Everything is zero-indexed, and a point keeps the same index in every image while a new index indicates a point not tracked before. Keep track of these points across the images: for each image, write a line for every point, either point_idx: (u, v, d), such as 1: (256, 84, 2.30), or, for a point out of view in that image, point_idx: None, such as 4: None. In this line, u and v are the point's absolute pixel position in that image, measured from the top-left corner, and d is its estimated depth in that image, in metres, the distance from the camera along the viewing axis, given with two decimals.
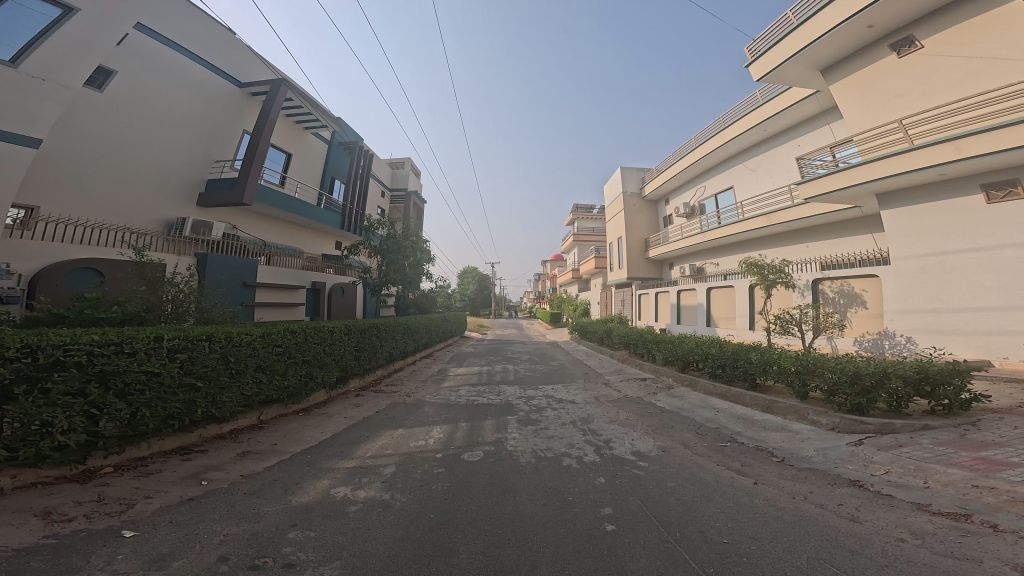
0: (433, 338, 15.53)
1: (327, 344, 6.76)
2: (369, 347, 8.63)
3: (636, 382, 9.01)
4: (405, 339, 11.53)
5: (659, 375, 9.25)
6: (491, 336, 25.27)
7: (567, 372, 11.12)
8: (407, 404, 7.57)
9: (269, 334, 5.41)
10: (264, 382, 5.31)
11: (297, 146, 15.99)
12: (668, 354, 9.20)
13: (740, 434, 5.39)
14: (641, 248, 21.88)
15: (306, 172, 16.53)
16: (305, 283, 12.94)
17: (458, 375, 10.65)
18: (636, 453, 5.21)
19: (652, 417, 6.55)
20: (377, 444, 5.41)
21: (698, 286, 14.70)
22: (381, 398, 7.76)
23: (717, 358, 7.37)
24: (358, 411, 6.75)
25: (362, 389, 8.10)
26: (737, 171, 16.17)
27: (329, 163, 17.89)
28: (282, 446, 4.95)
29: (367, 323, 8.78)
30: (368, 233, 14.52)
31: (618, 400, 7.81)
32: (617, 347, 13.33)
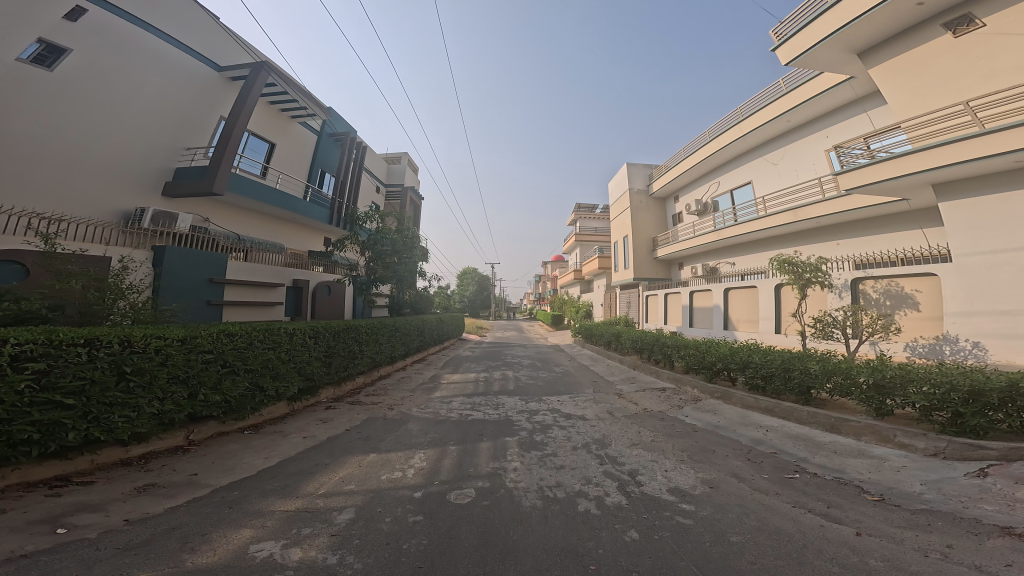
0: (427, 341, 14.35)
1: (284, 350, 5.56)
2: (345, 351, 7.41)
3: (656, 392, 7.85)
4: (395, 344, 10.36)
5: (681, 384, 8.07)
6: (491, 339, 24.08)
7: (574, 380, 9.94)
8: (390, 419, 6.42)
9: (193, 338, 4.23)
10: (185, 398, 4.14)
11: (282, 136, 14.84)
12: (691, 361, 8.04)
13: (806, 462, 4.23)
14: (649, 247, 20.73)
15: (292, 164, 15.39)
16: (285, 282, 11.74)
17: (452, 383, 9.48)
18: (674, 492, 4.03)
19: (684, 438, 5.40)
20: (338, 477, 4.22)
21: (716, 287, 13.48)
22: (356, 410, 6.60)
23: (759, 368, 6.22)
24: (324, 428, 5.57)
25: (335, 400, 6.95)
26: (755, 166, 15.06)
27: (318, 155, 16.75)
28: (200, 479, 3.74)
29: (344, 323, 7.57)
30: (356, 227, 13.23)
31: (637, 415, 6.63)
32: (627, 352, 12.17)
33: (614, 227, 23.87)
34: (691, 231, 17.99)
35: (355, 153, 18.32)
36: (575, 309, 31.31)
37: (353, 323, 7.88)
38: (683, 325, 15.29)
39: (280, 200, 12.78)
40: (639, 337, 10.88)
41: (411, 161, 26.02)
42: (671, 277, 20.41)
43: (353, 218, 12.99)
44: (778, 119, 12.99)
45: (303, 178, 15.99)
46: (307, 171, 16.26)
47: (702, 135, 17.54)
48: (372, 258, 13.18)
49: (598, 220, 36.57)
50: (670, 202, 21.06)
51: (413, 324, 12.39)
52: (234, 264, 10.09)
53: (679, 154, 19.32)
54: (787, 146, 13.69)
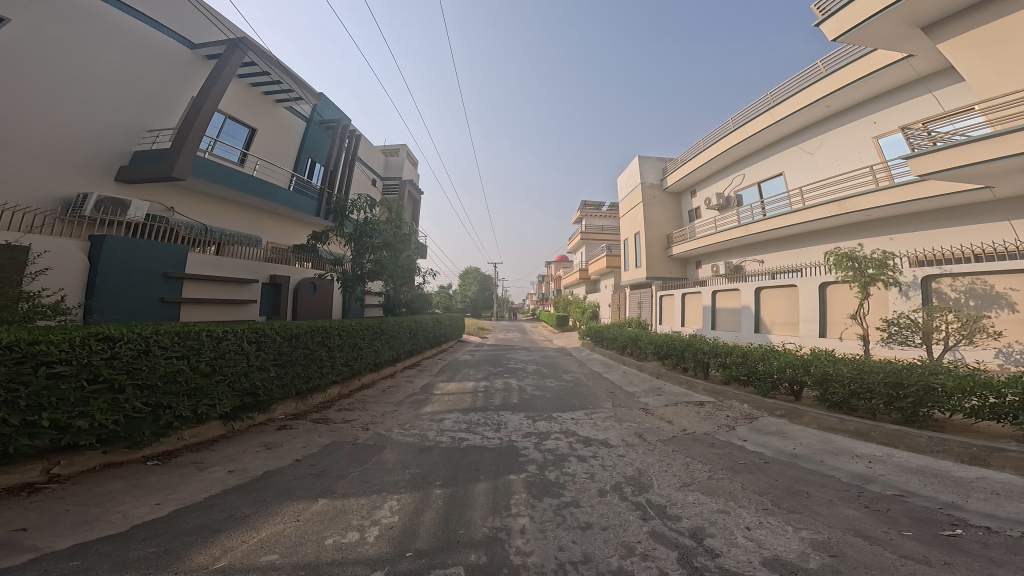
0: (423, 344, 13.01)
1: (209, 356, 4.22)
2: (310, 358, 6.00)
3: (692, 408, 6.47)
4: (385, 349, 9.05)
5: (722, 398, 6.69)
6: (496, 341, 22.75)
7: (590, 391, 8.57)
8: (362, 443, 5.08)
9: (26, 343, 2.95)
10: (14, 425, 2.86)
11: (266, 122, 13.47)
12: (734, 371, 6.65)
13: (967, 521, 2.90)
14: (664, 244, 19.32)
15: (277, 152, 14.06)
16: (262, 278, 10.42)
17: (447, 394, 8.14)
18: (769, 562, 2.68)
19: (753, 477, 4.03)
20: (255, 537, 2.88)
21: (746, 285, 12.09)
22: (317, 430, 5.26)
23: (846, 383, 4.86)
24: (270, 458, 4.24)
25: (295, 417, 5.61)
26: (787, 155, 13.64)
27: (307, 144, 15.39)
28: (24, 540, 2.46)
29: (309, 325, 6.17)
30: (341, 218, 11.72)
31: (676, 440, 5.26)
32: (646, 357, 10.83)
33: (624, 223, 22.47)
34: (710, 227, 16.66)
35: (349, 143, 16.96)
36: (581, 309, 29.95)
37: (324, 325, 6.48)
38: (704, 326, 13.88)
39: (259, 191, 11.43)
40: (661, 340, 9.50)
41: (410, 155, 24.71)
42: (687, 276, 18.99)
43: (338, 207, 11.50)
44: (817, 104, 11.67)
45: (289, 167, 14.67)
46: (295, 160, 14.91)
47: (725, 124, 16.10)
48: (359, 252, 11.72)
49: (605, 217, 35.14)
50: (686, 196, 19.60)
51: (407, 325, 11.06)
52: (199, 257, 8.80)
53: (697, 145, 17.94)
54: (826, 133, 12.30)
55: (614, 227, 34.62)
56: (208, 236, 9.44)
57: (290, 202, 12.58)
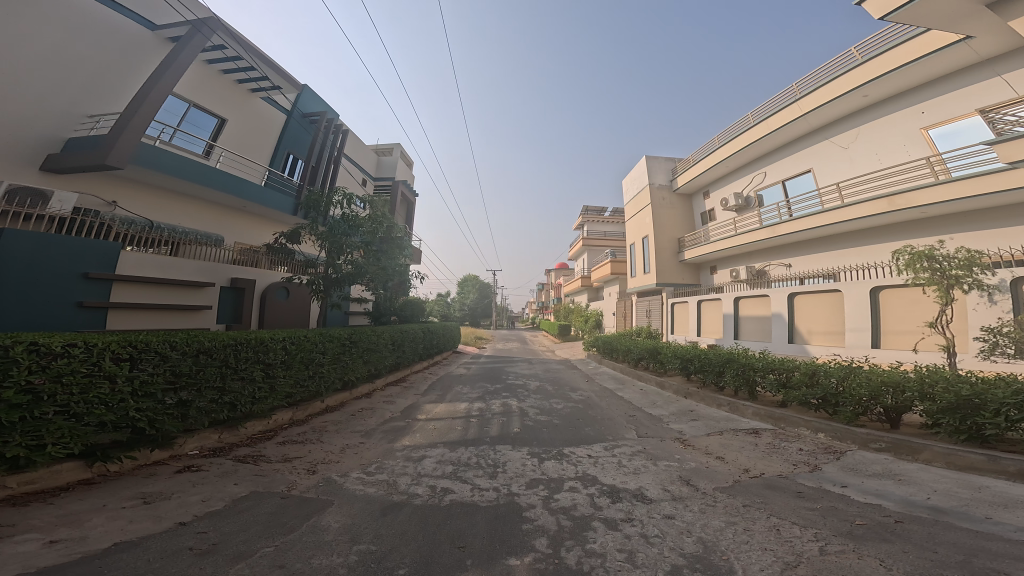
0: (414, 358, 11.49)
1: (35, 372, 2.93)
2: (235, 378, 4.54)
3: (744, 441, 5.04)
4: (361, 365, 7.57)
5: (782, 427, 5.28)
6: (494, 351, 21.39)
7: (606, 414, 7.14)
8: (298, 496, 3.60)
9: None
10: None
11: (239, 112, 12.17)
12: (797, 392, 5.25)
13: None
14: (675, 248, 17.98)
15: (251, 146, 12.73)
16: (220, 282, 9.00)
17: (432, 420, 6.67)
18: None
19: (893, 548, 2.67)
20: None
21: (779, 291, 10.72)
22: (235, 475, 3.77)
23: (1005, 410, 3.50)
24: (138, 526, 2.76)
25: (211, 455, 4.16)
26: (817, 150, 12.43)
27: (287, 139, 14.09)
28: None
29: (240, 336, 4.71)
30: (317, 213, 10.06)
31: (741, 490, 3.83)
32: (667, 372, 9.44)
33: (631, 227, 21.23)
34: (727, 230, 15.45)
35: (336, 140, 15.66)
36: (584, 318, 28.54)
37: (264, 336, 5.01)
38: (726, 336, 12.45)
39: (224, 185, 10.06)
40: (686, 352, 8.11)
41: (404, 156, 23.53)
42: (701, 283, 17.58)
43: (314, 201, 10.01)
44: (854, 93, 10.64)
45: (265, 162, 13.33)
46: (272, 155, 13.57)
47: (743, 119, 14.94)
48: (333, 253, 9.88)
49: (606, 222, 33.98)
50: (698, 197, 18.32)
51: (394, 334, 9.56)
52: (139, 256, 7.41)
53: (710, 145, 16.81)
54: (863, 126, 11.20)
55: (617, 232, 33.43)
56: (164, 235, 8.13)
57: (263, 199, 11.21)
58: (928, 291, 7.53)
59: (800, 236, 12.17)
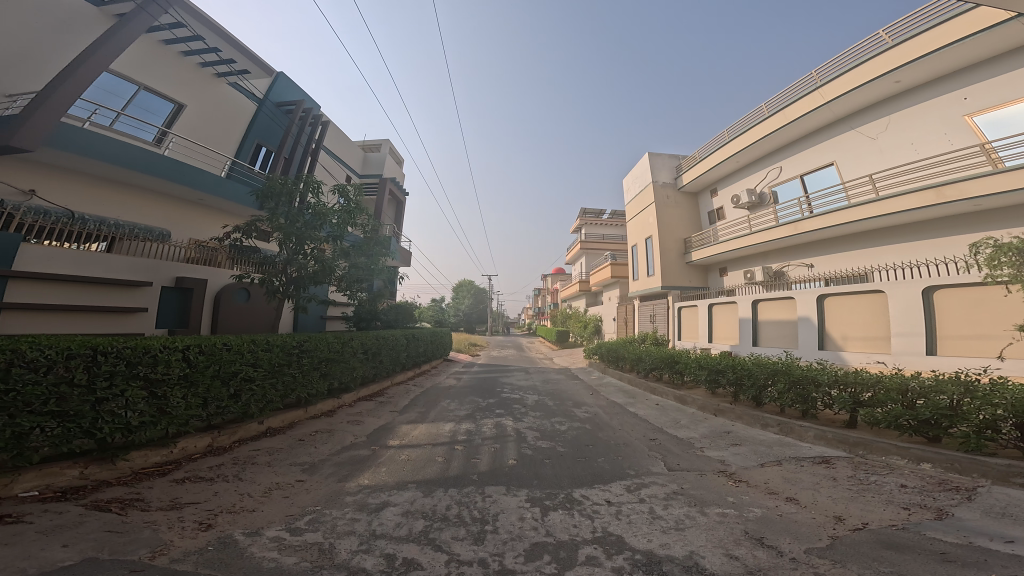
0: (400, 365, 10.04)
1: None
2: (94, 398, 3.28)
3: (818, 477, 3.87)
4: (321, 377, 6.25)
5: (858, 458, 4.10)
6: (489, 358, 20.20)
7: (622, 438, 5.87)
8: (158, 571, 2.33)
9: None
10: None
11: (202, 98, 10.94)
12: (885, 413, 4.17)
13: None
14: (681, 249, 16.82)
15: (214, 135, 11.48)
16: (162, 281, 7.72)
17: (406, 449, 5.33)
18: None
19: None
20: None
21: (807, 293, 9.54)
22: (69, 532, 2.56)
23: None
24: None
25: (48, 500, 2.89)
26: (841, 141, 11.38)
27: (258, 128, 12.79)
28: None
29: (108, 343, 3.45)
30: (280, 205, 8.12)
31: (845, 557, 2.62)
32: (686, 384, 8.20)
33: (632, 228, 20.09)
34: (736, 230, 14.37)
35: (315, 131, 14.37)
36: (583, 324, 27.27)
37: (150, 343, 3.74)
38: (744, 343, 11.22)
39: (175, 175, 8.74)
40: (713, 361, 6.87)
41: (394, 153, 22.28)
42: (709, 285, 16.42)
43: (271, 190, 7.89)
44: (886, 78, 9.63)
45: (229, 153, 12.03)
46: (240, 145, 12.31)
47: (757, 111, 13.93)
48: (297, 250, 8.13)
49: (605, 225, 32.81)
50: (705, 195, 17.20)
51: (373, 340, 8.14)
52: (48, 251, 6.20)
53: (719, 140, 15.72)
54: (894, 115, 10.16)
55: (616, 236, 32.28)
56: (95, 227, 7.01)
57: (225, 191, 9.88)
58: (1007, 291, 6.44)
59: (824, 235, 11.06)
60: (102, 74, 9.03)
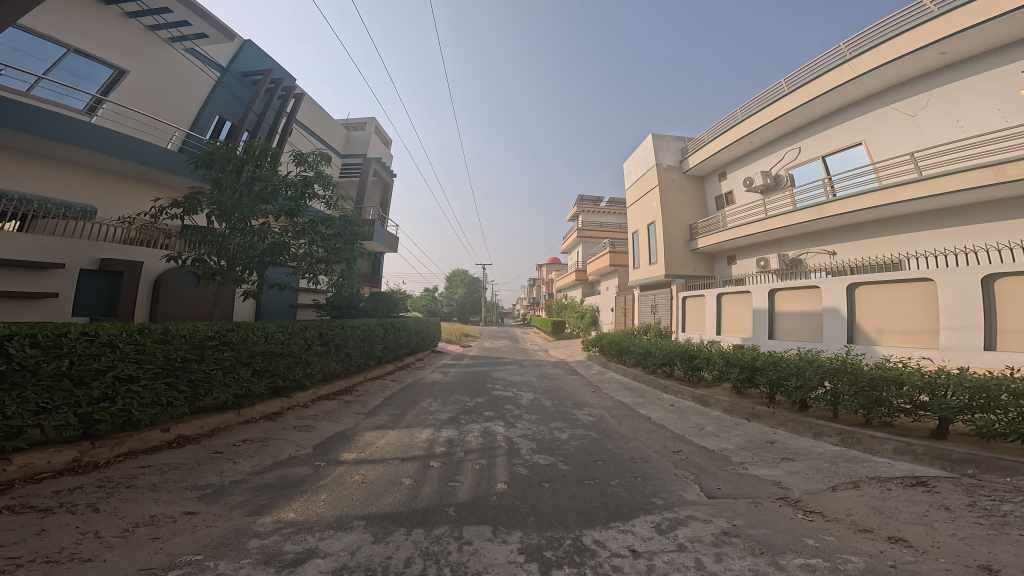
0: (375, 359, 8.83)
1: None
2: None
3: (922, 507, 2.90)
4: (262, 377, 5.03)
5: (966, 480, 3.17)
6: (481, 350, 19.13)
7: (637, 451, 4.80)
8: None
9: None
10: None
11: (146, 62, 9.42)
12: (1009, 422, 3.30)
13: None
14: (686, 236, 15.51)
15: (166, 105, 9.94)
16: (80, 263, 6.51)
17: (363, 466, 4.21)
18: None
19: None
20: None
21: (834, 283, 8.54)
22: None
23: None
24: None
25: None
26: (871, 119, 10.25)
27: (220, 97, 11.16)
28: None
29: None
30: (225, 173, 6.68)
31: None
32: (704, 383, 7.17)
33: (632, 215, 18.76)
34: (745, 216, 13.23)
35: (286, 104, 12.87)
36: (579, 315, 26.24)
37: None
38: (758, 336, 10.25)
39: (102, 143, 7.42)
40: (742, 357, 5.83)
41: (379, 130, 20.68)
42: (715, 275, 15.18)
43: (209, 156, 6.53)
44: (932, 48, 8.48)
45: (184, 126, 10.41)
46: (200, 116, 10.77)
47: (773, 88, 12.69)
48: (238, 226, 6.68)
49: (602, 213, 31.57)
50: (711, 179, 15.89)
51: (337, 331, 6.93)
52: None
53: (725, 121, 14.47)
54: (936, 90, 9.06)
55: (614, 224, 31.13)
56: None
57: (171, 163, 8.55)
58: None
59: (850, 219, 10.02)
60: (7, 29, 7.40)
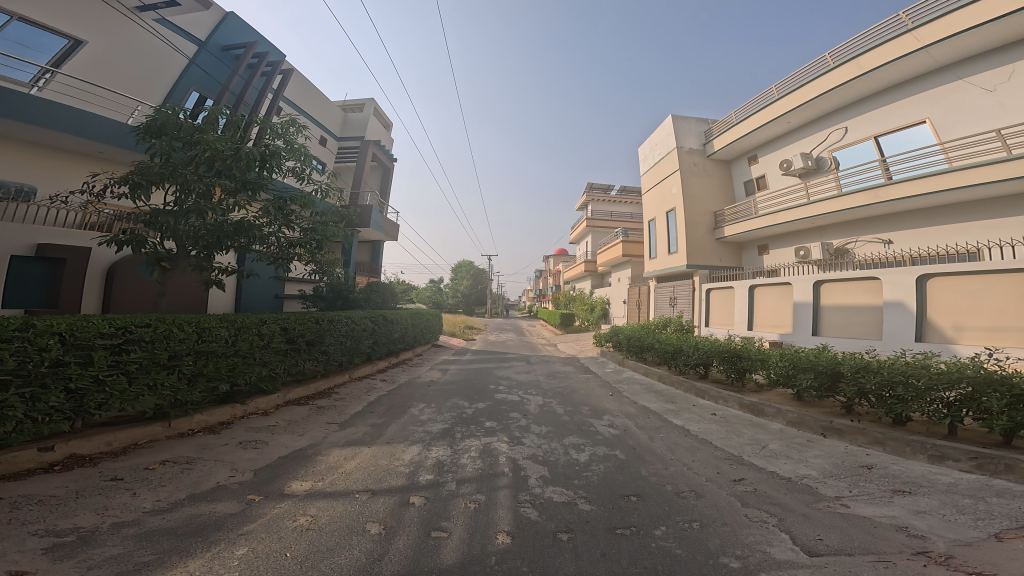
0: (362, 357, 7.75)
1: None
2: None
3: None
4: (194, 384, 3.98)
5: None
6: (485, 344, 18.07)
7: (683, 480, 3.72)
8: None
9: None
10: None
11: (106, 32, 8.26)
12: None
13: None
14: (710, 223, 14.05)
15: (131, 79, 8.84)
16: (11, 248, 5.54)
17: (318, 502, 3.18)
18: None
19: None
20: None
21: (898, 273, 7.25)
22: None
23: None
24: None
25: None
26: (940, 94, 8.67)
27: (195, 72, 10.04)
28: None
29: None
30: (174, 145, 5.36)
31: None
32: (750, 387, 6.02)
33: (648, 201, 17.24)
34: (781, 202, 11.74)
35: (271, 81, 11.72)
36: (588, 307, 24.95)
37: None
38: (800, 332, 9.02)
39: (33, 116, 6.62)
40: (811, 358, 4.69)
41: (379, 112, 19.40)
42: (743, 266, 13.75)
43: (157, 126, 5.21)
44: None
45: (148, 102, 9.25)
46: (172, 92, 9.68)
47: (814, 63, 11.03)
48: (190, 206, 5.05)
49: (614, 202, 30.06)
50: (739, 163, 14.10)
51: (309, 325, 5.83)
52: None
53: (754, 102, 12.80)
54: None
55: (626, 213, 29.62)
56: None
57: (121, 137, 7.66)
58: None
59: (914, 203, 8.58)
60: None
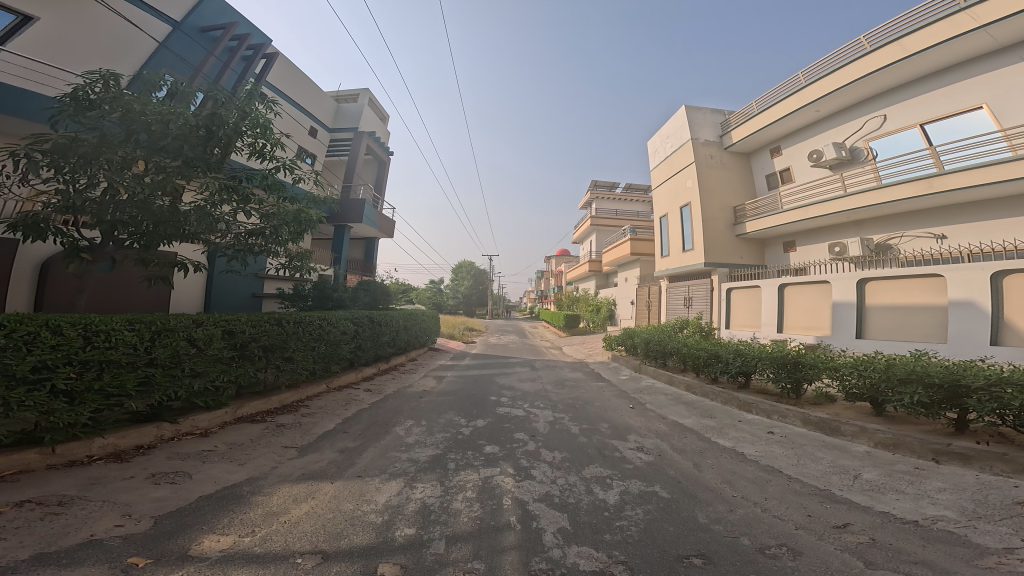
0: (342, 364, 6.73)
1: None
2: None
3: None
4: (72, 402, 2.96)
5: None
6: (486, 346, 17.09)
7: (764, 529, 2.76)
8: None
9: None
10: None
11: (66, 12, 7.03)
12: None
13: None
14: (729, 219, 13.00)
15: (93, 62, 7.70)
16: None
17: (233, 573, 2.14)
18: None
19: None
20: None
21: (968, 269, 6.26)
22: None
23: None
24: None
25: None
26: (1003, 76, 7.48)
27: (165, 55, 8.88)
28: None
29: None
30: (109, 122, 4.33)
31: None
32: (806, 399, 5.05)
33: (659, 197, 16.24)
34: (810, 196, 10.69)
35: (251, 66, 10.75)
36: (593, 308, 23.90)
37: None
38: (840, 335, 8.02)
39: None
40: (914, 368, 3.66)
41: (374, 103, 18.47)
42: (766, 264, 12.72)
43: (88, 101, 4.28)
44: None
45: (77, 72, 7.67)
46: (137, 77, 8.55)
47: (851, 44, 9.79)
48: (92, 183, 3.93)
49: (619, 199, 29.06)
50: (760, 155, 13.00)
51: (265, 327, 4.83)
52: None
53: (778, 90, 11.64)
54: None
55: (633, 211, 28.65)
56: None
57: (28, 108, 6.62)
58: None
59: (975, 192, 7.49)
60: None
